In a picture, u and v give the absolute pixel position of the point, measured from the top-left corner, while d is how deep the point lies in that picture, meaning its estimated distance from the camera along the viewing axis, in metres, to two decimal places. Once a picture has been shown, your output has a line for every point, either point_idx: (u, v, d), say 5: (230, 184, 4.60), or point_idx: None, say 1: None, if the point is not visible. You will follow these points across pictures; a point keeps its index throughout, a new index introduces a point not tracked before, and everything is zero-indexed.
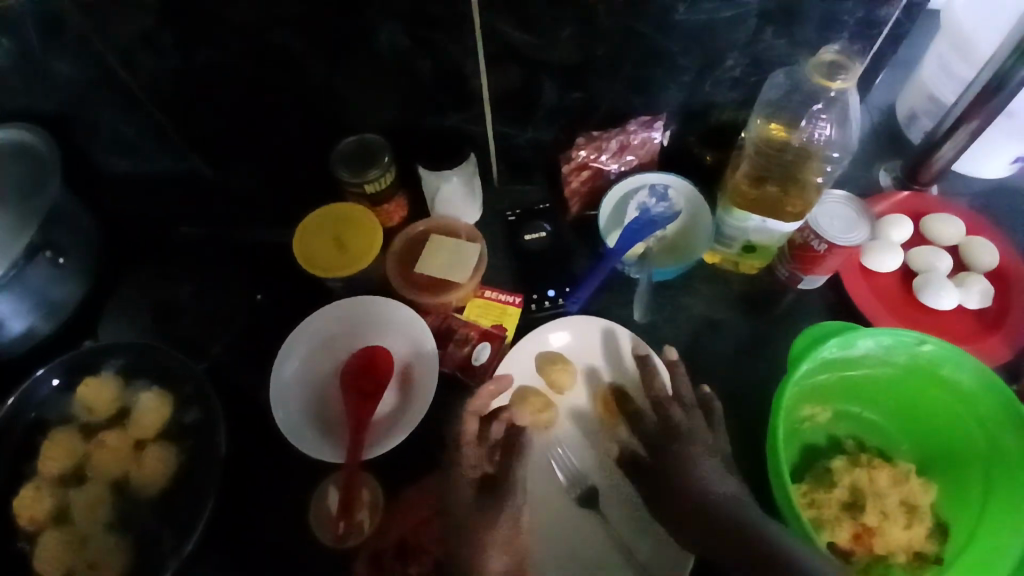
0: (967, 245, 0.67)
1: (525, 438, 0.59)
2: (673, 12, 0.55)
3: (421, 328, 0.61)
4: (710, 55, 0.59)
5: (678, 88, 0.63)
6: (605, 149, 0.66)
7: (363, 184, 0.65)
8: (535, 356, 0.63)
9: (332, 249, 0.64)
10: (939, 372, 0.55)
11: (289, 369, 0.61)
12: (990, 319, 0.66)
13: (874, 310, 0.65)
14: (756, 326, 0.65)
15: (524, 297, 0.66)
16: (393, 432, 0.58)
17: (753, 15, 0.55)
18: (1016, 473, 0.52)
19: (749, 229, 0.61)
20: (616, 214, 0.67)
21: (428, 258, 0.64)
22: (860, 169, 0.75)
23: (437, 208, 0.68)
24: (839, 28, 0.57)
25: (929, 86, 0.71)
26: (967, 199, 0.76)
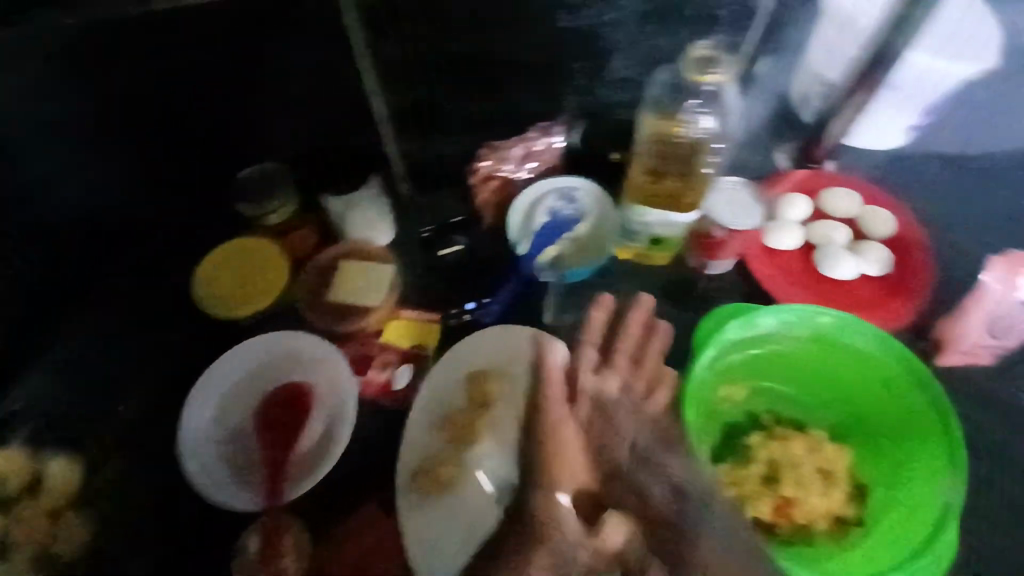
0: (863, 217, 0.70)
1: (452, 456, 0.58)
2: (556, 18, 0.58)
3: (339, 357, 0.61)
4: (596, 56, 0.61)
5: (570, 91, 0.64)
6: (508, 157, 0.67)
7: (264, 214, 0.64)
8: (458, 371, 0.61)
9: (238, 284, 0.64)
10: (839, 339, 0.59)
11: (201, 415, 0.60)
12: (892, 283, 0.68)
13: (778, 287, 0.68)
14: (670, 315, 0.67)
15: (443, 313, 0.65)
16: (315, 465, 0.57)
17: (632, 15, 0.58)
18: (919, 426, 0.55)
19: (652, 224, 0.63)
20: (526, 221, 0.67)
21: (340, 284, 0.64)
22: (757, 154, 0.77)
23: (346, 232, 0.66)
24: (714, 22, 0.60)
25: (816, 68, 0.71)
26: (864, 170, 0.76)
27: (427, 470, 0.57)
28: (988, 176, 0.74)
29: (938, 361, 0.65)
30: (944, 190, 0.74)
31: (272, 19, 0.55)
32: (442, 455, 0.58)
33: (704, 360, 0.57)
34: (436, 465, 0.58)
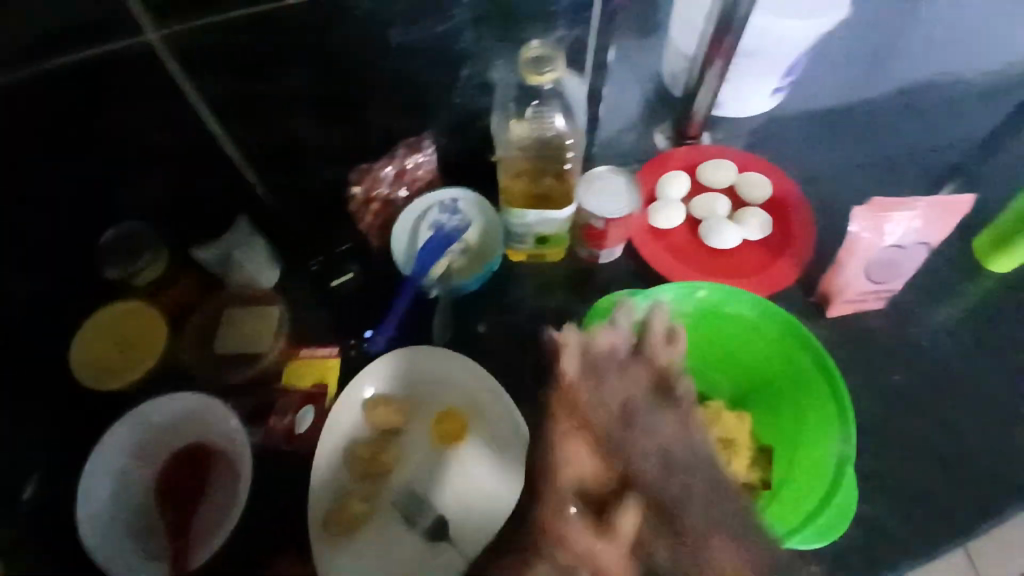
0: (741, 183, 0.72)
1: (364, 491, 0.59)
2: (388, 36, 0.54)
3: (227, 411, 0.59)
4: (447, 69, 0.60)
5: (430, 105, 0.63)
6: (382, 179, 0.66)
7: (130, 276, 0.61)
8: (360, 403, 0.61)
9: (115, 353, 0.62)
10: (725, 311, 0.61)
11: (94, 498, 0.56)
12: (774, 245, 0.71)
13: (669, 266, 0.70)
14: (569, 308, 0.68)
15: (341, 345, 0.64)
16: (221, 526, 0.55)
17: (467, 24, 0.56)
18: (810, 384, 0.58)
19: (533, 223, 0.63)
20: (411, 238, 0.66)
21: (226, 334, 0.63)
22: (636, 136, 0.79)
23: (230, 279, 0.65)
24: (554, 19, 0.57)
25: (678, 44, 0.74)
26: (738, 139, 0.80)
27: (338, 509, 0.58)
28: (842, 129, 0.81)
29: (827, 314, 0.69)
30: (809, 147, 0.80)
31: (80, 90, 0.49)
32: (353, 490, 0.59)
33: None
34: (347, 503, 0.58)
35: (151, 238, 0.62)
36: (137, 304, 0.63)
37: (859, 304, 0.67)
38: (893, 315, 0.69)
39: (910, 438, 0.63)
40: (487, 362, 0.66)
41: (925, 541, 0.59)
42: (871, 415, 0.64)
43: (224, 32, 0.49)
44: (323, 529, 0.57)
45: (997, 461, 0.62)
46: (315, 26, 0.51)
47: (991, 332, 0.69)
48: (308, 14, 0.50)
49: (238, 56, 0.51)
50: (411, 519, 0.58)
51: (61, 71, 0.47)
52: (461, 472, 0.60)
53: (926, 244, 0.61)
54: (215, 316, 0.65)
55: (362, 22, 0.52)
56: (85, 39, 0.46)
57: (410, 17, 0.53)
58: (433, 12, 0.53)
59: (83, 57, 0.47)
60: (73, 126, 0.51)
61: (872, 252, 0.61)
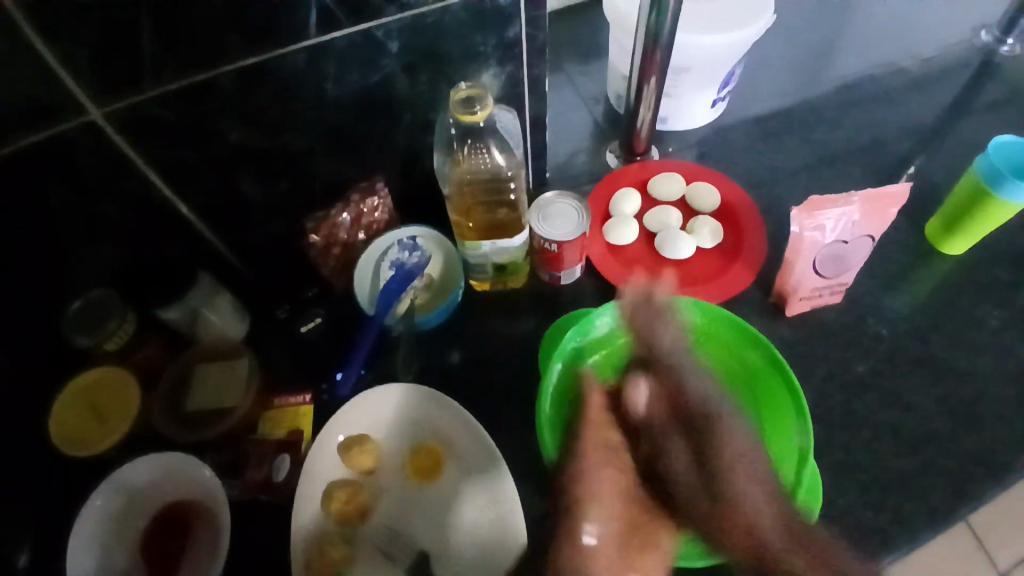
0: (691, 193, 0.75)
1: (345, 533, 0.59)
2: (325, 91, 0.57)
3: (199, 463, 0.60)
4: (387, 116, 0.63)
5: (379, 150, 0.66)
6: (340, 224, 0.67)
7: (102, 343, 0.63)
8: (334, 448, 0.61)
9: (92, 420, 0.64)
10: None
11: (83, 565, 0.57)
12: (729, 250, 0.73)
13: (628, 281, 0.71)
14: (529, 328, 0.70)
15: (314, 390, 0.65)
16: (210, 562, 0.57)
17: (399, 71, 0.58)
18: (766, 380, 0.62)
19: (488, 253, 0.65)
20: (373, 280, 0.67)
21: (197, 391, 0.64)
22: (589, 158, 0.83)
23: (202, 334, 0.67)
24: (483, 58, 0.60)
25: (618, 68, 0.81)
26: (686, 150, 0.84)
27: (320, 552, 0.56)
28: (785, 134, 0.85)
29: (787, 314, 0.70)
30: (754, 152, 0.83)
31: (27, 167, 0.52)
32: (335, 534, 0.58)
33: (553, 374, 0.60)
34: (329, 546, 0.57)
35: (117, 303, 0.63)
36: (110, 369, 0.65)
37: (815, 300, 0.69)
38: (850, 308, 0.71)
39: (877, 428, 0.64)
40: (457, 394, 0.67)
41: (903, 529, 0.59)
42: (838, 409, 0.65)
43: (166, 103, 0.52)
44: (304, 574, 0.56)
45: (965, 441, 0.63)
46: (253, 89, 0.54)
47: (947, 315, 0.71)
48: (243, 78, 0.53)
49: (183, 123, 0.55)
50: (392, 555, 0.58)
51: (6, 158, 0.50)
52: (440, 508, 0.60)
53: (870, 237, 0.63)
54: (183, 375, 0.65)
55: (299, 78, 0.55)
56: (32, 121, 0.49)
57: (343, 71, 0.56)
58: (365, 64, 0.56)
59: (33, 138, 0.50)
60: (25, 202, 0.54)
61: (817, 250, 0.63)
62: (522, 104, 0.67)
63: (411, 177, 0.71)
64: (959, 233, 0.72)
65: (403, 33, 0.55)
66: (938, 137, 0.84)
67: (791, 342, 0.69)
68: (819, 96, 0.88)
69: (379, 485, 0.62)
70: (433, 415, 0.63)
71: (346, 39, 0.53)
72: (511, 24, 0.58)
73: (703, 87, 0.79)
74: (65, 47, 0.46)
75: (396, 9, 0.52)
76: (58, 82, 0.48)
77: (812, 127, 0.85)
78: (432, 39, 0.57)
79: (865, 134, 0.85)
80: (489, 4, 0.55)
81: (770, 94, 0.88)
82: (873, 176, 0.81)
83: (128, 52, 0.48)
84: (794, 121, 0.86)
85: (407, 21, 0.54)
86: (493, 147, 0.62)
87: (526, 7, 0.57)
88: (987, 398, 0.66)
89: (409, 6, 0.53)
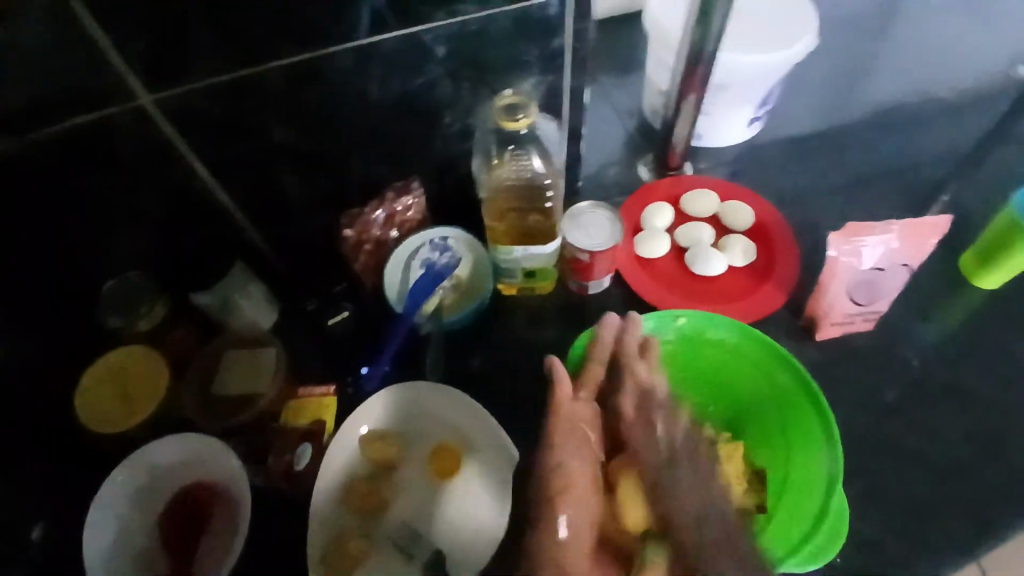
0: (723, 211, 0.74)
1: (364, 525, 0.60)
2: (369, 91, 0.58)
3: (227, 450, 0.60)
4: (427, 118, 0.63)
5: (416, 151, 0.67)
6: (373, 223, 0.68)
7: (133, 323, 0.65)
8: (356, 441, 0.62)
9: (117, 400, 0.65)
10: (704, 335, 0.65)
11: (103, 542, 0.59)
12: (761, 271, 0.72)
13: (656, 294, 0.71)
14: (555, 336, 0.70)
15: (337, 383, 0.66)
16: (227, 552, 0.57)
17: (443, 76, 0.59)
18: (794, 402, 0.61)
19: (520, 259, 0.66)
20: (403, 278, 0.68)
21: (224, 378, 0.65)
22: (622, 170, 0.83)
23: (231, 322, 0.68)
24: (526, 67, 0.60)
25: (656, 83, 0.81)
26: (719, 168, 0.84)
27: (338, 543, 0.58)
28: (820, 157, 0.84)
29: (817, 338, 0.69)
30: (789, 174, 0.83)
31: (77, 148, 0.53)
32: (354, 526, 0.59)
33: (581, 383, 0.60)
34: (347, 537, 0.58)
35: (150, 285, 0.66)
36: (137, 349, 0.66)
37: (846, 325, 0.68)
38: (880, 336, 0.70)
39: (904, 459, 0.63)
40: (479, 398, 0.67)
41: (924, 564, 0.58)
42: (863, 438, 0.65)
43: (215, 95, 0.53)
44: (321, 565, 0.57)
45: (993, 479, 0.62)
46: (299, 86, 0.55)
47: (979, 349, 0.69)
48: (290, 75, 0.54)
49: (230, 115, 0.56)
50: (411, 555, 0.58)
51: (59, 139, 0.52)
52: (460, 506, 0.60)
53: (907, 266, 0.62)
54: (211, 362, 0.66)
55: (345, 78, 0.56)
56: (87, 106, 0.50)
57: (389, 73, 0.57)
58: (410, 67, 0.57)
59: (85, 122, 0.51)
60: (74, 183, 0.56)
61: (853, 274, 0.62)
62: (561, 114, 0.67)
63: (445, 179, 0.72)
64: (996, 266, 0.71)
65: (450, 39, 0.55)
66: (978, 168, 0.83)
67: (819, 367, 0.68)
68: (857, 120, 0.87)
69: (400, 482, 0.62)
70: (454, 415, 0.63)
71: (394, 42, 0.54)
72: (557, 35, 0.58)
73: (740, 106, 0.79)
74: (122, 35, 0.47)
75: (444, 15, 0.53)
76: (113, 70, 0.49)
77: (847, 152, 0.84)
78: (477, 47, 0.57)
79: (902, 161, 0.84)
80: (537, 15, 0.55)
81: (807, 116, 0.88)
82: (909, 204, 0.80)
83: (183, 44, 0.49)
84: (831, 145, 0.85)
85: (455, 27, 0.54)
86: (533, 153, 0.62)
87: (572, 19, 0.57)
88: (1017, 435, 0.64)
89: (458, 13, 0.53)
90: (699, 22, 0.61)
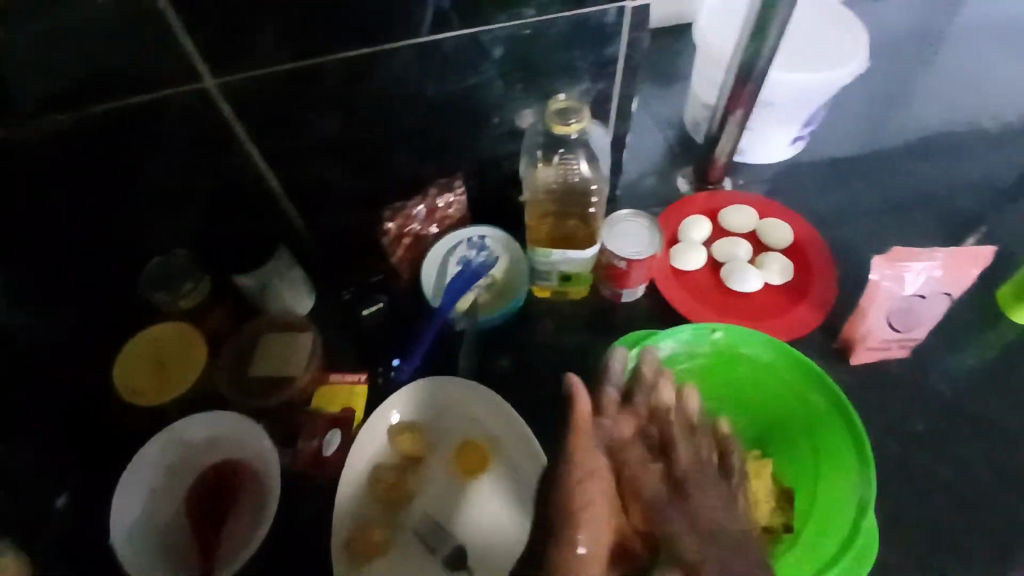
0: (762, 228, 0.74)
1: (388, 516, 0.60)
2: (423, 86, 0.59)
3: (261, 433, 0.61)
4: (476, 117, 0.64)
5: (462, 149, 0.68)
6: (414, 217, 0.68)
7: (176, 301, 0.66)
8: (384, 432, 0.63)
9: (155, 375, 0.66)
10: (739, 352, 0.65)
11: (131, 512, 0.60)
12: (796, 291, 0.72)
13: (688, 306, 0.71)
14: (585, 342, 0.70)
15: (368, 372, 0.67)
16: (250, 538, 0.58)
17: (496, 76, 0.60)
18: (827, 426, 0.61)
19: (558, 262, 0.66)
20: (439, 273, 0.69)
21: (260, 360, 0.66)
22: (660, 181, 0.83)
23: (270, 305, 0.69)
24: (578, 72, 0.61)
25: (700, 96, 0.81)
26: (757, 185, 0.84)
27: (360, 530, 0.58)
28: (860, 180, 0.83)
29: (851, 362, 0.69)
30: (827, 195, 0.82)
31: (137, 122, 0.55)
32: (377, 515, 0.60)
33: None
34: (371, 526, 0.58)
35: (194, 266, 0.67)
36: (176, 326, 0.68)
37: (881, 352, 0.68)
38: (913, 365, 0.69)
39: (930, 490, 0.62)
40: (506, 397, 0.67)
41: None
42: (890, 466, 0.64)
43: (274, 82, 0.55)
44: (344, 550, 0.58)
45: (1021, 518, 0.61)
46: (357, 78, 0.56)
47: (1013, 384, 0.68)
48: (349, 66, 0.55)
49: (287, 102, 0.57)
50: (431, 547, 0.59)
51: (123, 112, 0.53)
52: (482, 503, 0.60)
53: (947, 294, 0.62)
54: (248, 343, 0.67)
55: (402, 73, 0.57)
56: (152, 82, 0.52)
57: (444, 70, 0.58)
58: (465, 66, 0.58)
59: (149, 97, 0.53)
60: (131, 155, 0.57)
61: (893, 300, 0.62)
62: (607, 121, 0.67)
63: (487, 179, 0.73)
64: None
65: (507, 40, 0.56)
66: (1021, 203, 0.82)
67: (849, 392, 0.68)
68: (900, 146, 0.87)
69: (427, 474, 0.63)
70: (483, 415, 0.64)
71: (453, 41, 0.55)
72: (611, 43, 0.58)
73: (784, 124, 0.79)
74: (194, 17, 0.48)
75: (505, 17, 0.54)
76: (182, 50, 0.50)
77: (889, 176, 0.84)
78: (532, 50, 0.58)
79: (943, 189, 0.83)
80: (594, 22, 0.56)
81: (849, 138, 0.87)
82: (949, 233, 0.79)
83: (251, 30, 0.50)
84: (872, 169, 0.84)
85: (513, 29, 0.55)
86: (581, 157, 0.63)
87: (629, 28, 0.58)
88: None
89: (517, 15, 0.54)
90: (753, 39, 0.61)
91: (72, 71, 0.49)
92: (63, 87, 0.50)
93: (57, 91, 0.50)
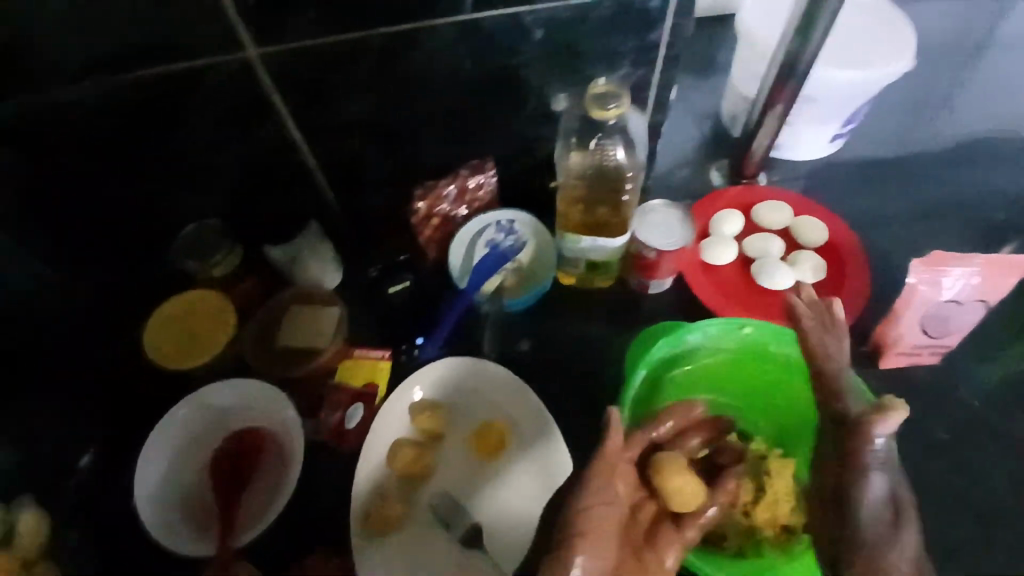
0: (795, 225, 0.73)
1: (406, 492, 0.61)
2: (463, 66, 0.59)
3: (284, 402, 0.62)
4: (513, 99, 0.64)
5: (496, 131, 0.68)
6: (444, 197, 0.69)
7: (208, 269, 0.67)
8: (406, 409, 0.63)
9: (184, 339, 0.66)
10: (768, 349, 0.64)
11: (156, 473, 0.61)
12: (826, 291, 0.71)
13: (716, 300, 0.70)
14: (609, 331, 0.70)
15: (392, 349, 0.67)
16: (270, 504, 0.59)
17: (536, 59, 0.59)
18: None
19: (586, 249, 0.65)
20: (467, 254, 0.69)
21: (287, 330, 0.66)
22: (693, 173, 0.82)
23: (299, 277, 0.70)
24: (619, 57, 0.60)
25: (740, 88, 0.80)
26: (792, 182, 0.82)
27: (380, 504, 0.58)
28: (899, 182, 0.82)
29: (879, 366, 0.68)
30: (863, 196, 0.81)
31: (181, 89, 0.55)
32: (394, 490, 0.60)
33: (636, 380, 0.60)
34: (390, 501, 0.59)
35: (225, 237, 0.68)
36: (205, 294, 0.68)
37: (911, 357, 0.66)
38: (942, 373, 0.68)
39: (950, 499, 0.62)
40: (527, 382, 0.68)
41: None
42: (912, 473, 0.63)
43: (316, 55, 0.55)
44: (363, 524, 0.58)
45: None
46: (398, 54, 0.56)
47: None
48: (391, 42, 0.55)
49: (327, 76, 0.57)
50: (448, 524, 0.60)
51: (166, 79, 0.54)
52: (499, 484, 0.61)
53: (984, 303, 0.60)
54: (276, 314, 0.68)
55: (443, 52, 0.57)
56: (198, 50, 0.52)
57: (485, 50, 0.57)
58: (506, 47, 0.58)
59: (192, 65, 0.53)
60: (173, 122, 0.58)
61: (928, 306, 0.60)
62: (644, 109, 0.67)
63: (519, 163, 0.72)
64: None
65: (550, 22, 0.56)
66: None
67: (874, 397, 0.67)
68: (943, 149, 0.84)
69: (444, 453, 0.64)
70: (504, 398, 0.64)
71: (496, 20, 0.55)
72: (655, 28, 0.57)
73: (824, 121, 0.77)
74: None
75: None
76: (228, 18, 0.51)
77: (930, 179, 0.82)
78: (574, 33, 0.57)
79: (985, 195, 0.81)
80: (639, 6, 0.55)
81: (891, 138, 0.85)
82: (988, 240, 0.77)
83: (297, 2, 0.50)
84: (912, 171, 0.82)
85: (557, 10, 0.55)
86: (617, 144, 0.63)
87: (673, 14, 0.56)
88: None
89: None
90: (800, 31, 0.59)
91: (121, 35, 0.50)
92: (110, 51, 0.51)
93: (106, 55, 0.51)
